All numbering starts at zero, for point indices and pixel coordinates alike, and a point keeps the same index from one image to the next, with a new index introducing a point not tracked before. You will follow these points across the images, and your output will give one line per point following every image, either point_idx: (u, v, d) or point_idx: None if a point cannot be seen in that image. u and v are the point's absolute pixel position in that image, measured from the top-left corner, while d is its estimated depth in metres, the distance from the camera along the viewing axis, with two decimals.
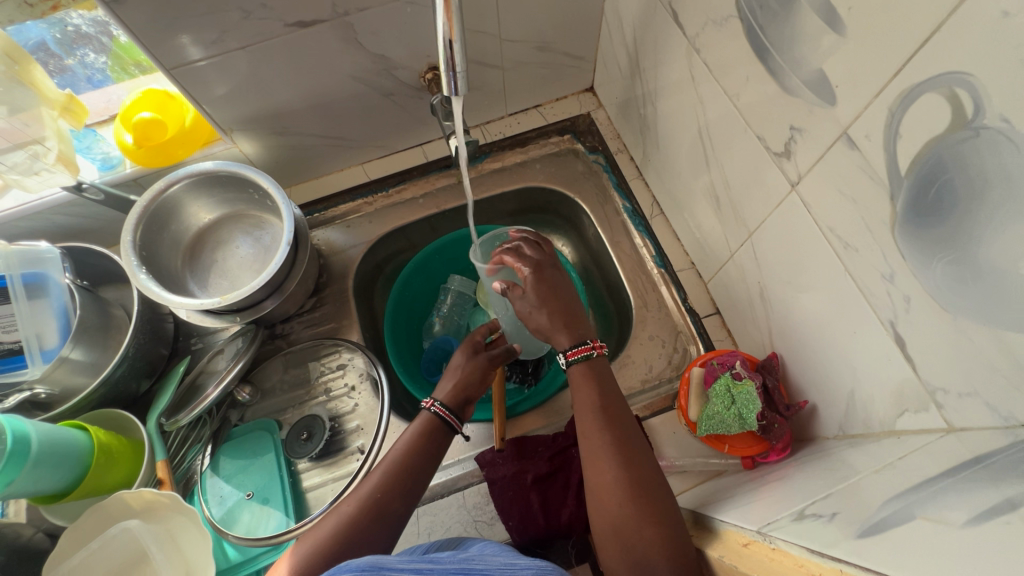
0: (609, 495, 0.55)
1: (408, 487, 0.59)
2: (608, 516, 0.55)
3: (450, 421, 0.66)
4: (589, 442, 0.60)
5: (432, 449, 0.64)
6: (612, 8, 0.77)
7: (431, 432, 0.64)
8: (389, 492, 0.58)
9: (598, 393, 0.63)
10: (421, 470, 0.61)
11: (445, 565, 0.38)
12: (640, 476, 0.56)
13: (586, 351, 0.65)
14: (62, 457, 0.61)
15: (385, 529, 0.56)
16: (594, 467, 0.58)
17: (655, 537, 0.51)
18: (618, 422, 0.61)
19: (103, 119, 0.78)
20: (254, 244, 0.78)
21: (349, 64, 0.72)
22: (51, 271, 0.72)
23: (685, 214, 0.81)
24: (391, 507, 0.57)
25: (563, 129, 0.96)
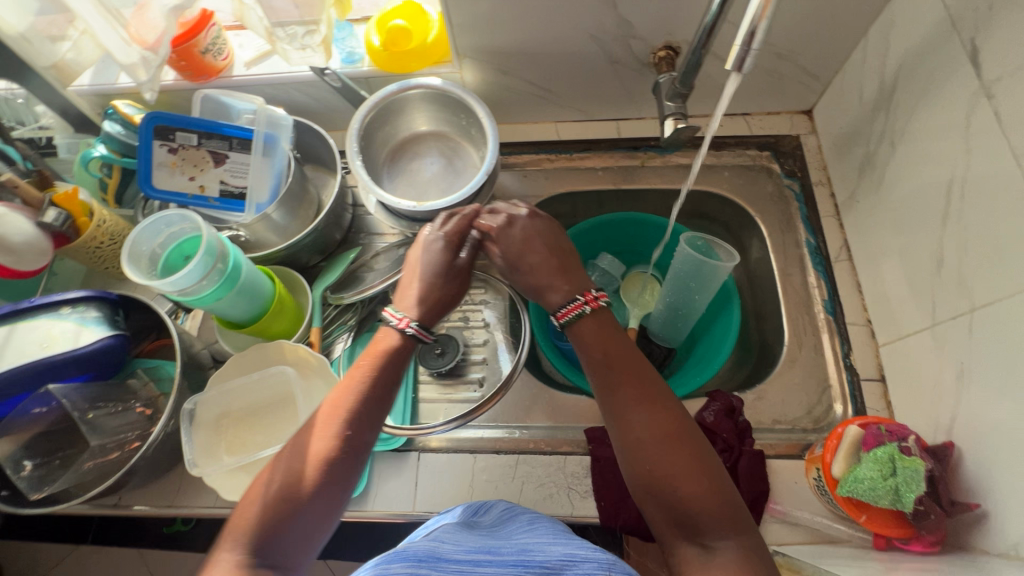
0: (641, 454, 0.50)
1: (372, 413, 0.54)
2: (642, 474, 0.50)
3: (394, 323, 0.59)
4: (611, 395, 0.54)
5: (394, 361, 0.57)
6: (880, 32, 0.72)
7: (399, 355, 0.57)
8: (348, 410, 0.53)
9: (591, 341, 0.57)
10: (382, 380, 0.55)
11: (503, 556, 0.39)
12: (671, 426, 0.51)
13: (580, 308, 0.58)
14: (253, 293, 0.69)
15: (351, 454, 0.51)
16: (619, 424, 0.53)
17: (697, 492, 0.48)
18: (645, 376, 0.55)
19: (359, 18, 0.85)
20: (446, 166, 0.83)
21: (595, 23, 0.73)
22: (281, 136, 0.80)
23: (881, 268, 0.74)
24: (353, 428, 0.52)
25: (765, 145, 0.91)
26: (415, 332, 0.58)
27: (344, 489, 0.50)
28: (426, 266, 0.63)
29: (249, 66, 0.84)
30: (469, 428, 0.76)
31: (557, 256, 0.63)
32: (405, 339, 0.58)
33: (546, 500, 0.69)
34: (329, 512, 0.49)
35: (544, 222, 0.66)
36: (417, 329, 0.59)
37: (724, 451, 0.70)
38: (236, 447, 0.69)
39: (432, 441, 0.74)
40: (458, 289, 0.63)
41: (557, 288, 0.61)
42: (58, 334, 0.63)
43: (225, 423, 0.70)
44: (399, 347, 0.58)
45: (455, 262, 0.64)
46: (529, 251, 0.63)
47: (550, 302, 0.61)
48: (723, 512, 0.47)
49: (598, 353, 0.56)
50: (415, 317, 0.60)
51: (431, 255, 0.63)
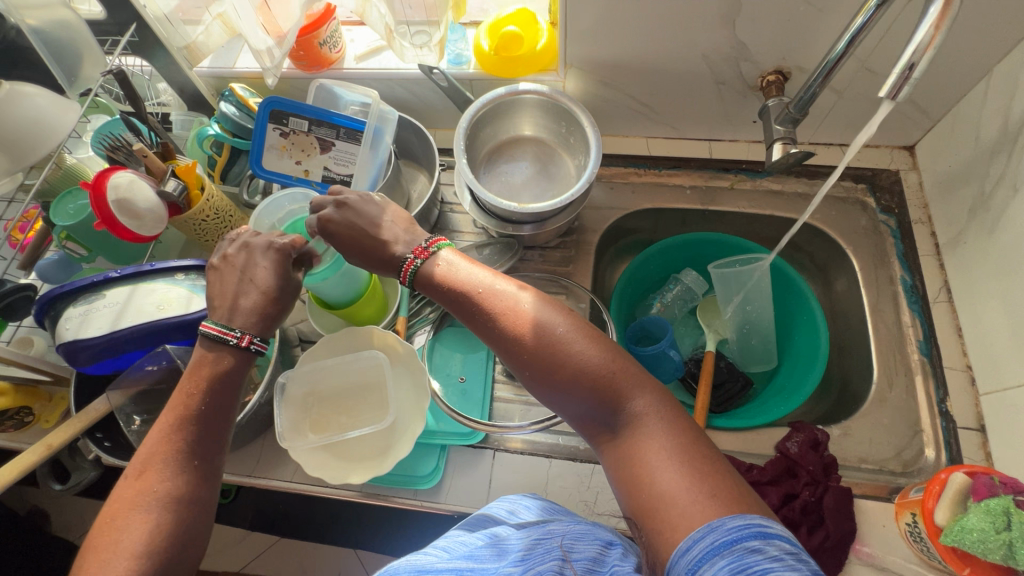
0: (524, 368, 0.52)
1: (196, 393, 0.52)
2: (538, 383, 0.51)
3: (220, 335, 0.54)
4: (474, 323, 0.55)
5: (204, 371, 0.53)
6: (1006, 72, 0.70)
7: (204, 362, 0.54)
8: (176, 430, 0.50)
9: (436, 268, 0.58)
10: (208, 388, 0.53)
11: (484, 561, 0.45)
12: (533, 325, 0.52)
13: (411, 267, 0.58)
14: (352, 280, 0.71)
15: (202, 459, 0.50)
16: (498, 349, 0.54)
17: (585, 372, 0.49)
18: (468, 284, 0.56)
19: (471, 22, 0.88)
20: (541, 172, 0.85)
21: (708, 43, 0.74)
22: (386, 131, 0.83)
23: (986, 315, 0.72)
24: (182, 437, 0.50)
25: (861, 178, 0.89)
26: (253, 344, 0.55)
27: (208, 493, 0.50)
28: (241, 264, 0.58)
29: (359, 60, 0.87)
30: (547, 433, 0.75)
31: (372, 236, 0.60)
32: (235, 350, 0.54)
33: (620, 513, 0.68)
34: (204, 523, 0.49)
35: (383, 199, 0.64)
36: (224, 331, 0.54)
37: (810, 484, 0.68)
38: (321, 426, 0.70)
39: (513, 442, 0.74)
40: (276, 295, 0.58)
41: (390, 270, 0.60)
42: (171, 296, 0.65)
43: (312, 402, 0.71)
44: (236, 363, 0.55)
45: (260, 261, 0.58)
46: (358, 238, 0.60)
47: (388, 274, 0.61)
48: (617, 374, 0.49)
49: (439, 276, 0.57)
50: (226, 323, 0.55)
51: (257, 266, 0.58)
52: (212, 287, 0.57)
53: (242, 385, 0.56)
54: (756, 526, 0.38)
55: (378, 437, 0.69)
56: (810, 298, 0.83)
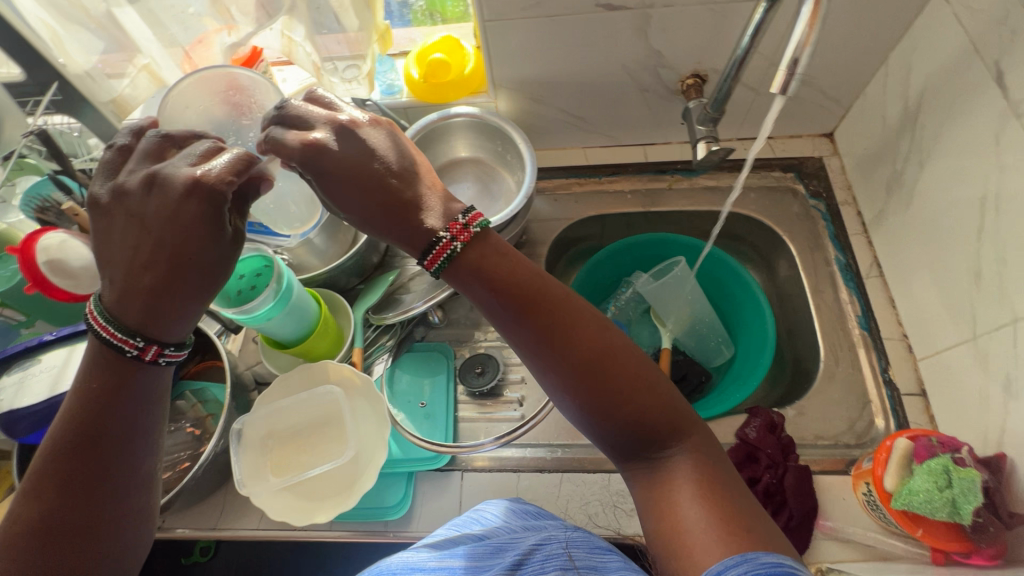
0: (571, 394, 0.48)
1: (92, 407, 0.43)
2: (582, 410, 0.49)
3: (117, 344, 0.44)
4: (519, 339, 0.50)
5: (112, 388, 0.44)
6: (901, 57, 0.75)
7: (109, 378, 0.44)
8: (75, 465, 0.42)
9: (490, 278, 0.50)
10: (116, 407, 0.44)
11: (477, 561, 0.46)
12: (593, 354, 0.48)
13: (444, 250, 0.49)
14: (299, 313, 0.70)
15: (111, 498, 0.43)
16: (540, 368, 0.50)
17: (637, 411, 0.47)
18: (531, 302, 0.49)
19: (398, 52, 0.89)
20: (482, 191, 0.86)
21: (626, 54, 0.77)
22: None
23: (913, 284, 0.76)
24: (84, 473, 0.42)
25: (789, 167, 0.94)
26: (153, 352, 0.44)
27: (122, 541, 0.43)
28: (153, 216, 0.44)
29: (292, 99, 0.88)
30: (513, 448, 0.76)
31: (385, 191, 0.49)
32: (134, 364, 0.44)
33: (592, 519, 0.69)
34: (119, 569, 0.43)
35: (388, 135, 0.51)
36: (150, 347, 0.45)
37: (770, 467, 0.70)
38: (282, 467, 0.69)
39: (477, 461, 0.74)
40: (196, 272, 0.45)
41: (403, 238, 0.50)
42: None
43: (271, 443, 0.70)
44: (134, 374, 0.45)
45: (177, 216, 0.43)
46: (362, 190, 0.49)
47: (410, 251, 0.51)
48: (670, 418, 0.48)
49: (493, 290, 0.50)
50: (114, 318, 0.44)
51: (172, 223, 0.43)
52: (107, 244, 0.45)
53: (158, 394, 0.47)
54: (789, 567, 0.38)
55: (341, 473, 0.68)
56: (754, 287, 0.86)
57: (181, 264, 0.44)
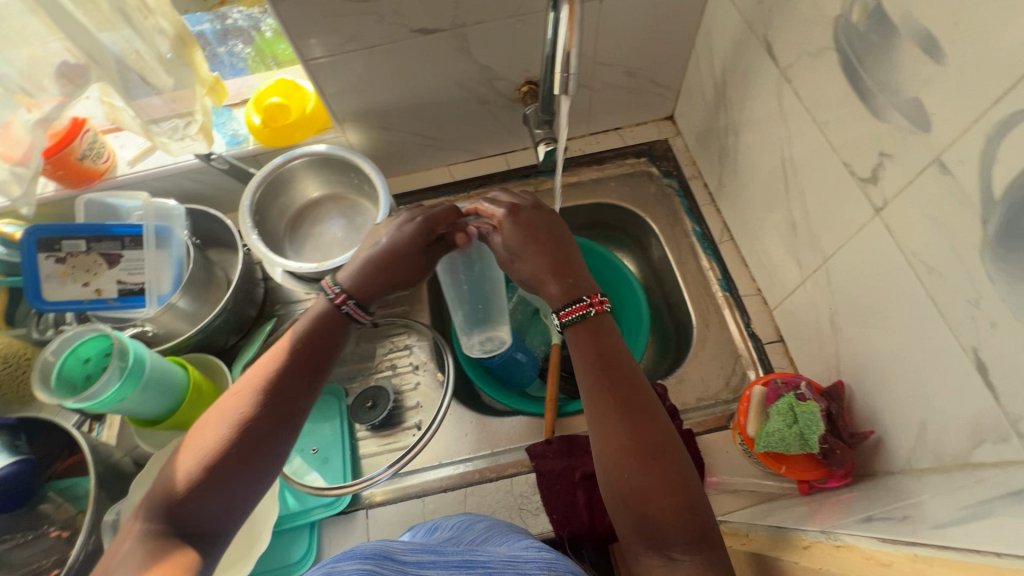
0: (620, 465, 0.52)
1: (302, 361, 0.59)
2: (619, 482, 0.52)
3: (325, 290, 0.64)
4: (595, 405, 0.56)
5: (327, 337, 0.62)
6: (704, 41, 0.82)
7: (330, 320, 0.63)
8: (274, 386, 0.56)
9: (596, 355, 0.59)
10: (310, 364, 0.59)
11: (449, 558, 0.40)
12: (654, 441, 0.52)
13: (583, 309, 0.60)
14: (164, 385, 0.68)
15: (279, 427, 0.55)
16: (602, 435, 0.54)
17: (671, 507, 0.49)
18: (621, 381, 0.56)
19: (237, 102, 0.88)
20: (347, 225, 0.86)
21: (457, 72, 0.80)
22: (176, 227, 0.81)
23: (755, 242, 0.82)
24: (277, 396, 0.56)
25: (640, 152, 1.00)
26: (350, 312, 0.64)
27: (269, 465, 0.54)
28: (387, 229, 0.68)
29: (133, 163, 0.85)
30: (414, 474, 0.75)
31: (557, 253, 0.65)
32: (329, 308, 0.63)
33: None
34: (246, 486, 0.52)
35: (546, 215, 0.68)
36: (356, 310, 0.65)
37: None
38: None
39: (376, 495, 0.73)
40: (376, 270, 0.66)
41: (556, 280, 0.63)
42: None
43: None
44: (332, 320, 0.63)
45: (404, 229, 0.66)
46: (545, 250, 0.65)
47: (552, 302, 0.63)
48: (691, 523, 0.49)
49: (592, 363, 0.58)
50: (343, 288, 0.65)
51: (399, 233, 0.66)
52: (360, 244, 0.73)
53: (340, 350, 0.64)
54: None
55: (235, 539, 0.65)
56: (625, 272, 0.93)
57: (394, 261, 0.66)
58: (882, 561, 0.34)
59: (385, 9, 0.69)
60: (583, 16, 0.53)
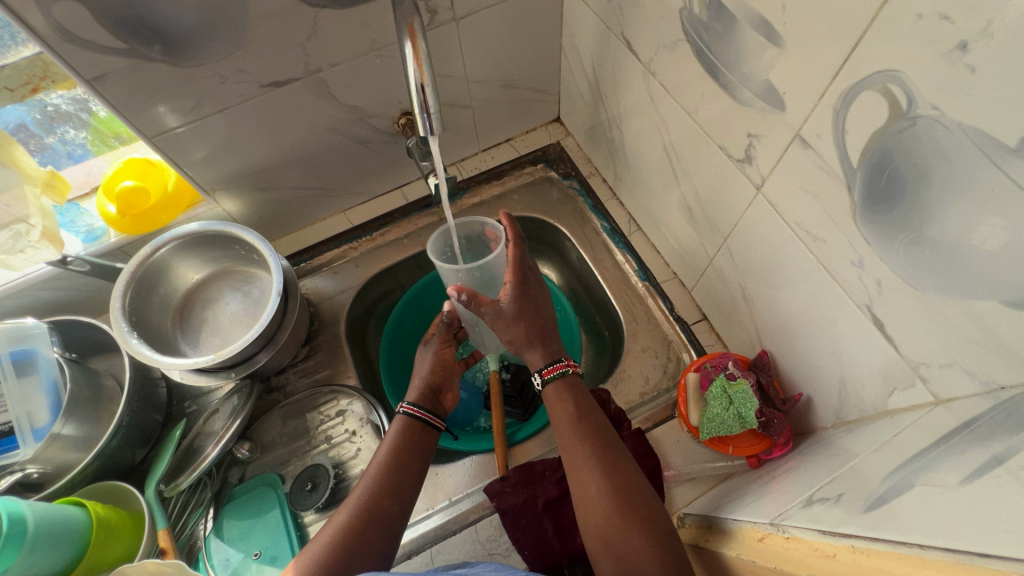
0: (595, 509, 0.54)
1: (396, 485, 0.60)
2: (595, 524, 0.54)
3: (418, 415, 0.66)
4: (570, 454, 0.59)
5: (418, 447, 0.64)
6: (570, 42, 0.83)
7: (416, 431, 0.65)
8: (382, 495, 0.59)
9: (573, 405, 0.62)
10: (409, 470, 0.62)
11: None
12: (627, 484, 0.55)
13: (562, 368, 0.65)
14: (60, 535, 0.60)
15: (383, 536, 0.56)
16: (578, 482, 0.57)
17: (644, 544, 0.50)
18: (596, 429, 0.59)
19: (85, 192, 0.79)
20: (244, 299, 0.79)
21: (325, 117, 0.75)
22: (40, 346, 0.71)
23: (661, 229, 0.83)
24: (384, 507, 0.58)
25: (536, 159, 0.99)
26: (413, 413, 0.66)
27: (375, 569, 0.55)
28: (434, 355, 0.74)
29: None
30: None
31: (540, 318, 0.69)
32: (414, 420, 0.66)
33: None
34: None
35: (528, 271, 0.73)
36: (431, 416, 0.67)
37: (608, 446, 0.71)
38: None
39: None
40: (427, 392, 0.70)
41: (535, 350, 0.67)
42: None
43: None
44: (423, 436, 0.65)
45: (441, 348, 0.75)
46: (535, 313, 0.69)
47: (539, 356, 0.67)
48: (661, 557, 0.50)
49: (568, 415, 0.61)
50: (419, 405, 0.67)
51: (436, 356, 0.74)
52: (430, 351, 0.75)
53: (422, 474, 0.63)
54: None
55: None
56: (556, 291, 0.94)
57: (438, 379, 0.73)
58: (827, 553, 0.33)
59: (226, 69, 0.63)
60: (429, 53, 0.52)
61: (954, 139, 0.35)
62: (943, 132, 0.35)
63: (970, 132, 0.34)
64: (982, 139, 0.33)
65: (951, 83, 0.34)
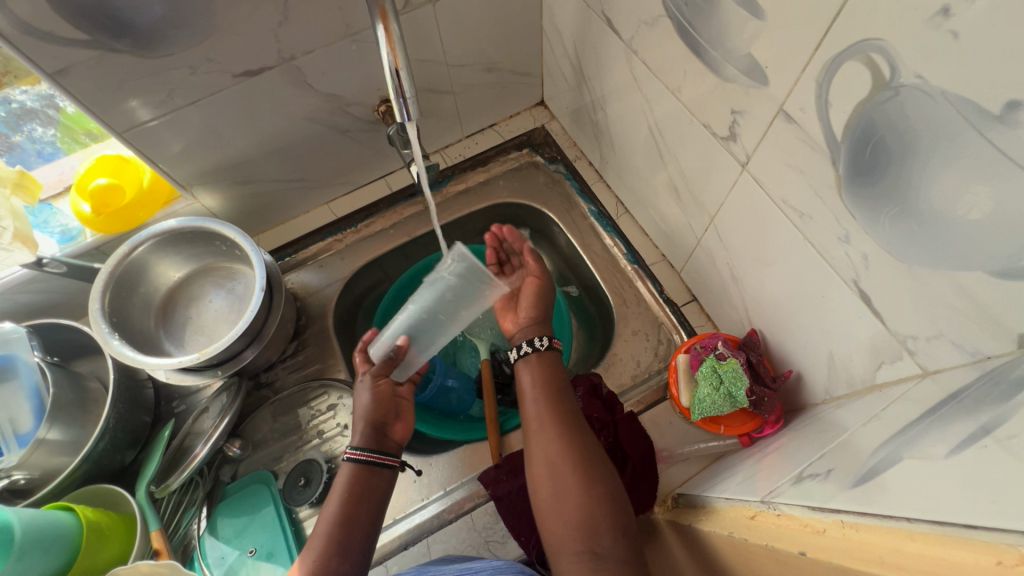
0: (556, 468, 0.56)
1: (346, 545, 0.56)
2: (554, 485, 0.55)
3: (376, 459, 0.62)
4: (536, 420, 0.60)
5: (366, 498, 0.60)
6: (551, 23, 0.81)
7: (364, 481, 0.60)
8: (331, 556, 0.55)
9: (540, 376, 0.63)
10: (360, 525, 0.58)
11: None
12: (586, 449, 0.57)
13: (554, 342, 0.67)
14: (50, 541, 0.59)
15: None
16: (539, 444, 0.58)
17: (600, 501, 0.53)
18: (561, 399, 0.61)
19: (59, 191, 0.77)
20: (228, 296, 0.78)
21: (303, 106, 0.74)
22: (18, 351, 0.70)
23: (648, 210, 0.83)
24: (334, 568, 0.54)
25: (520, 144, 0.98)
26: (365, 457, 0.61)
27: None
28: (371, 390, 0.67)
29: None
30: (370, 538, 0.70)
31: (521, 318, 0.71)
32: (368, 466, 0.61)
33: None
34: None
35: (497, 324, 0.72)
36: (382, 455, 0.63)
37: (603, 429, 0.71)
38: None
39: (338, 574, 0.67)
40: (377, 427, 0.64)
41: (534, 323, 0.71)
42: None
43: None
44: (374, 484, 0.61)
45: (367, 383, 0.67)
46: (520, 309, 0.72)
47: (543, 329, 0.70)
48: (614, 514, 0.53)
49: (539, 384, 0.63)
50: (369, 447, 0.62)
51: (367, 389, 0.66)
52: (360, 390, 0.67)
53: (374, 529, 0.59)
54: None
55: None
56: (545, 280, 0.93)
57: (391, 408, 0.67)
58: (817, 530, 0.34)
59: (195, 59, 0.61)
60: (402, 35, 0.51)
61: (938, 107, 0.34)
62: (928, 100, 0.35)
63: (954, 100, 0.33)
64: (966, 105, 0.33)
65: (936, 50, 0.33)
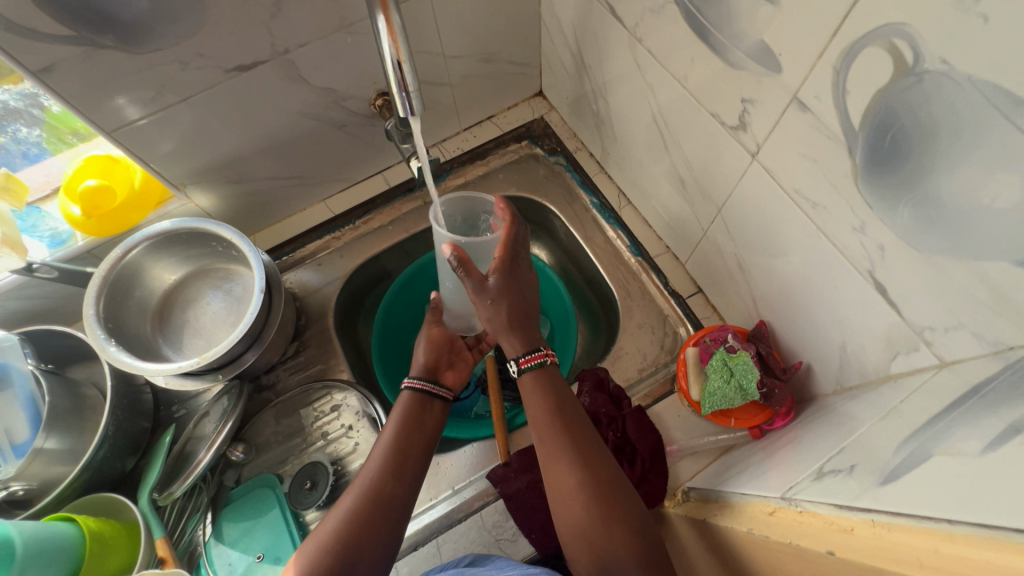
0: (572, 503, 0.53)
1: (401, 467, 0.58)
2: (573, 521, 0.53)
3: (429, 390, 0.65)
4: (546, 450, 0.57)
5: (423, 425, 0.62)
6: (550, 12, 0.79)
7: (421, 407, 0.63)
8: (388, 475, 0.57)
9: (547, 399, 0.59)
10: (414, 450, 0.60)
11: None
12: (604, 478, 0.54)
13: (540, 358, 0.62)
14: (53, 554, 0.58)
15: (390, 521, 0.54)
16: (553, 476, 0.55)
17: (622, 537, 0.51)
18: (573, 424, 0.57)
19: (45, 194, 0.74)
20: (226, 297, 0.77)
21: (298, 101, 0.72)
22: (12, 359, 0.68)
23: (651, 201, 0.82)
24: (389, 491, 0.56)
25: (520, 136, 0.96)
26: (420, 386, 0.65)
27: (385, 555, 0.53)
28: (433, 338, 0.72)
29: None
30: None
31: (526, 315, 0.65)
32: (428, 395, 0.65)
33: None
34: None
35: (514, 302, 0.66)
36: (436, 387, 0.66)
37: (611, 424, 0.71)
38: None
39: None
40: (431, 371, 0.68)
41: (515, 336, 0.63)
42: None
43: None
44: (429, 411, 0.64)
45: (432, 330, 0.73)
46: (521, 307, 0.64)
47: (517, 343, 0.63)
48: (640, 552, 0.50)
49: (544, 410, 0.58)
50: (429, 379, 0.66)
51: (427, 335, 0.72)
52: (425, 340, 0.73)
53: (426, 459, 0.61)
54: None
55: None
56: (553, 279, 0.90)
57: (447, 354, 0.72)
58: (844, 528, 0.33)
59: (185, 54, 0.59)
60: (403, 26, 0.49)
61: (964, 93, 0.33)
62: (954, 86, 0.34)
63: (981, 86, 0.32)
64: (993, 91, 0.32)
65: (963, 35, 0.32)
